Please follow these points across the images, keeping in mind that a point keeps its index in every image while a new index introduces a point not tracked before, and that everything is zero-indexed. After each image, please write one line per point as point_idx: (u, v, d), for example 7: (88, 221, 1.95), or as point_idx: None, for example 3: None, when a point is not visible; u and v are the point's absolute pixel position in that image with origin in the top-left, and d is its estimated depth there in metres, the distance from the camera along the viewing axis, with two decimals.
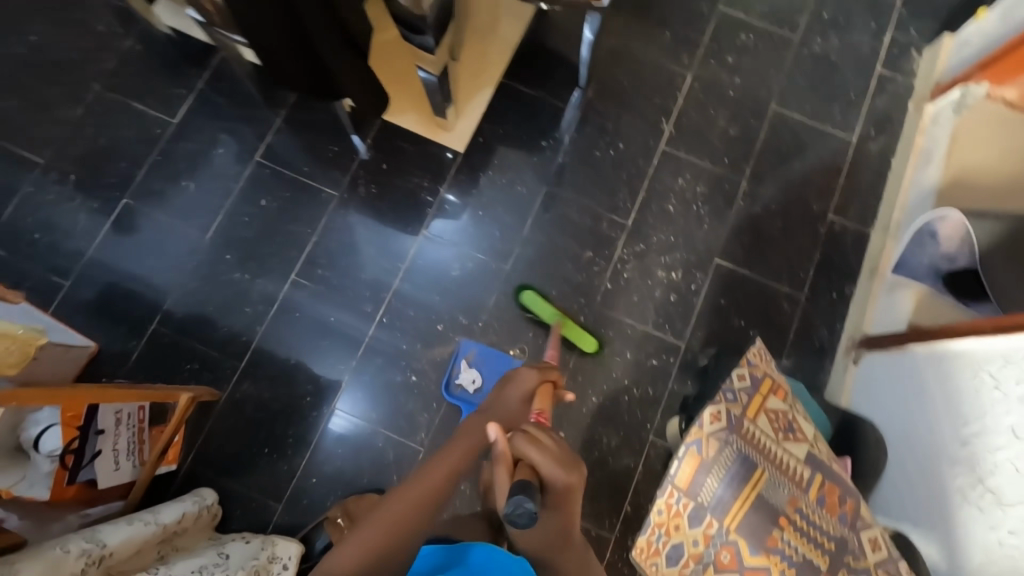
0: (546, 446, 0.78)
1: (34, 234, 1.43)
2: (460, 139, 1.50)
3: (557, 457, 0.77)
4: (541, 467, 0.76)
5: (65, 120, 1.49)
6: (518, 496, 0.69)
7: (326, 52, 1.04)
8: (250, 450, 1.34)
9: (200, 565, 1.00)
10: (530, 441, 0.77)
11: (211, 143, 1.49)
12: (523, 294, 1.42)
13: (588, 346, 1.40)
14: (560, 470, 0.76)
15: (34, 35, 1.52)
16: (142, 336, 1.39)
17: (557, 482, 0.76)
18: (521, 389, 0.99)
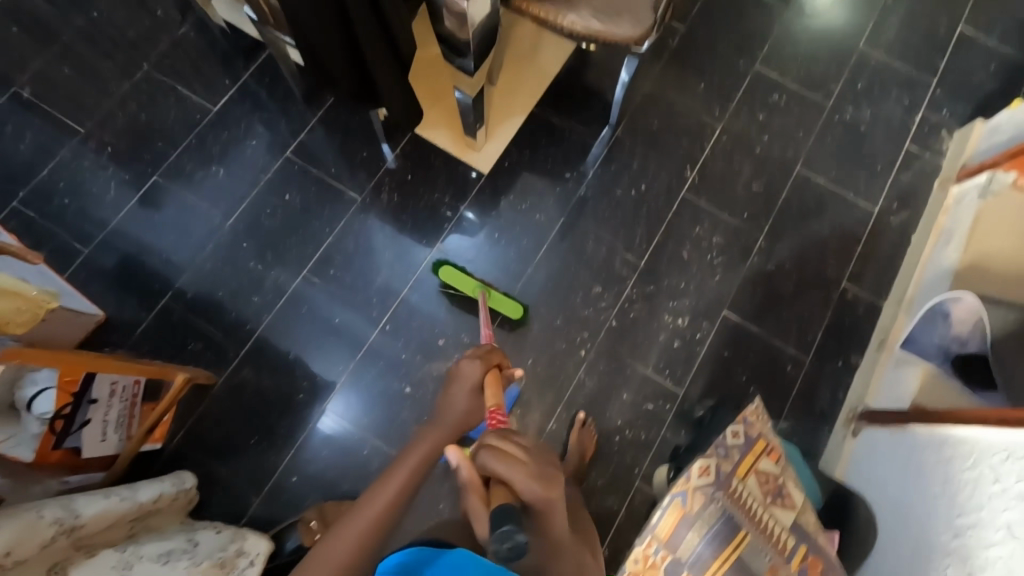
0: (510, 456, 0.72)
1: (64, 199, 1.46)
2: (487, 160, 1.54)
3: (523, 466, 0.70)
4: (514, 484, 0.70)
5: (112, 95, 1.54)
6: (501, 528, 0.64)
7: (370, 61, 1.07)
8: (235, 440, 1.33)
9: (166, 550, 0.98)
10: (494, 455, 0.72)
11: (246, 134, 1.53)
12: (441, 271, 1.42)
13: (513, 312, 1.41)
14: (535, 482, 0.70)
15: (97, 12, 1.59)
16: (149, 311, 1.40)
17: (536, 497, 0.70)
18: (470, 380, 1.00)
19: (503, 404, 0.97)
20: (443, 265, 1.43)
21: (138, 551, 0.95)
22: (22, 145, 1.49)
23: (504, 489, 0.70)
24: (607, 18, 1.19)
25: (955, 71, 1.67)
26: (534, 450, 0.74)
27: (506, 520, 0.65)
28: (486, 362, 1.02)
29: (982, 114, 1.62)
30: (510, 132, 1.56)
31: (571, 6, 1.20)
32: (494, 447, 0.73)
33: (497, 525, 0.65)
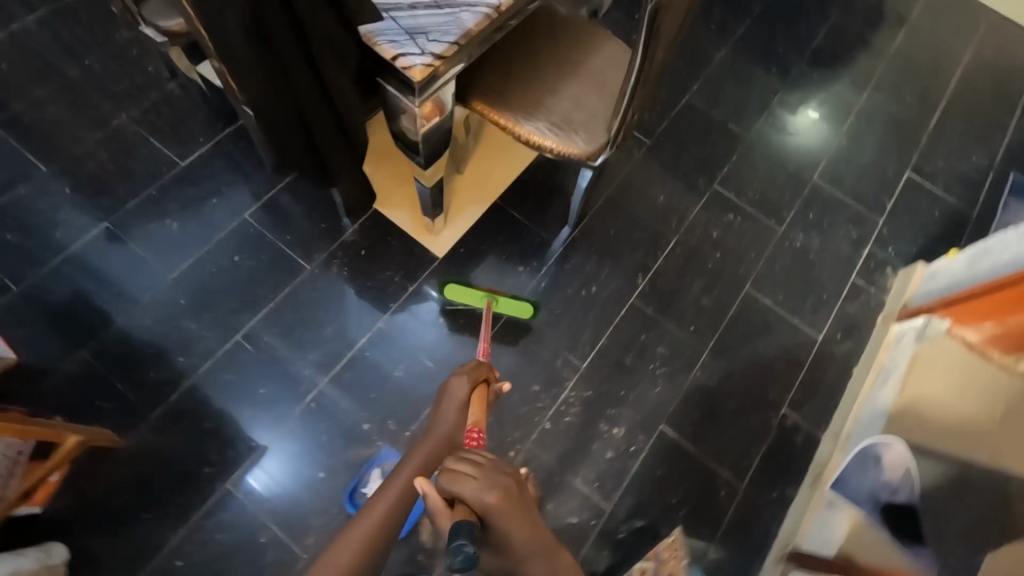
0: (463, 475, 0.74)
1: (8, 236, 1.44)
2: (444, 244, 1.56)
3: (476, 480, 0.73)
4: (466, 497, 0.72)
5: (83, 139, 1.56)
6: (453, 542, 0.65)
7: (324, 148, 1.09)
8: (124, 511, 1.23)
9: None
10: (449, 473, 0.74)
11: (209, 192, 1.54)
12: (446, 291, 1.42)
13: (523, 312, 1.45)
14: (488, 492, 0.72)
15: (90, 60, 1.65)
16: (66, 360, 1.34)
17: (493, 505, 0.72)
18: (456, 398, 1.05)
19: (480, 419, 1.00)
20: (450, 284, 1.41)
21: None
22: None
23: (461, 505, 0.72)
24: (563, 132, 1.25)
25: (903, 213, 1.75)
26: (488, 462, 0.77)
27: (458, 535, 0.67)
28: (472, 380, 1.07)
29: (926, 257, 1.69)
30: (469, 221, 1.59)
31: (530, 117, 1.26)
32: (453, 466, 0.76)
33: (450, 536, 0.67)
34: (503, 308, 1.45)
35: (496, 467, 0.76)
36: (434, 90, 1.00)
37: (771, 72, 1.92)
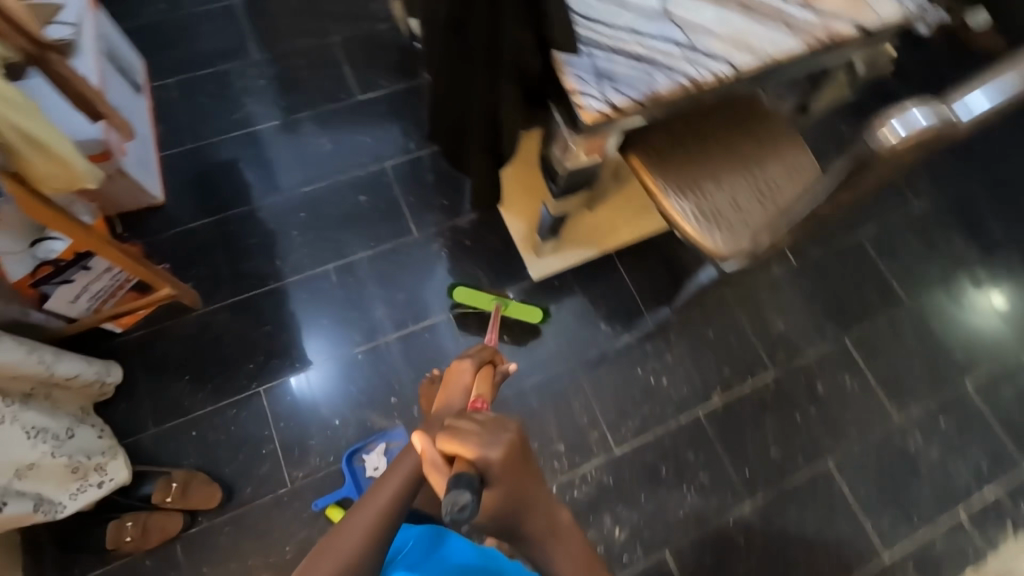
0: (466, 432, 0.72)
1: (203, 98, 1.64)
2: (543, 267, 1.53)
3: (478, 436, 0.71)
4: (468, 451, 0.70)
5: (293, 43, 1.73)
6: (450, 490, 0.62)
7: (473, 143, 1.12)
8: (175, 366, 1.36)
9: (40, 428, 1.05)
10: (454, 430, 0.73)
11: (367, 130, 1.65)
12: (456, 293, 1.40)
13: (533, 317, 1.44)
14: (493, 448, 0.70)
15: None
16: (194, 220, 1.50)
17: (493, 462, 0.70)
18: (464, 378, 1.00)
19: (489, 395, 1.02)
20: (458, 286, 1.41)
21: (19, 413, 1.02)
22: (207, 42, 1.71)
23: (463, 456, 0.70)
24: (708, 223, 1.17)
25: None
26: (489, 421, 0.76)
27: (462, 483, 0.65)
28: (477, 360, 1.05)
29: None
30: (577, 255, 1.55)
31: (681, 193, 1.19)
32: (456, 423, 0.74)
33: (450, 487, 0.64)
34: (513, 314, 1.43)
35: (498, 424, 0.75)
36: (601, 137, 0.98)
37: (971, 247, 1.66)
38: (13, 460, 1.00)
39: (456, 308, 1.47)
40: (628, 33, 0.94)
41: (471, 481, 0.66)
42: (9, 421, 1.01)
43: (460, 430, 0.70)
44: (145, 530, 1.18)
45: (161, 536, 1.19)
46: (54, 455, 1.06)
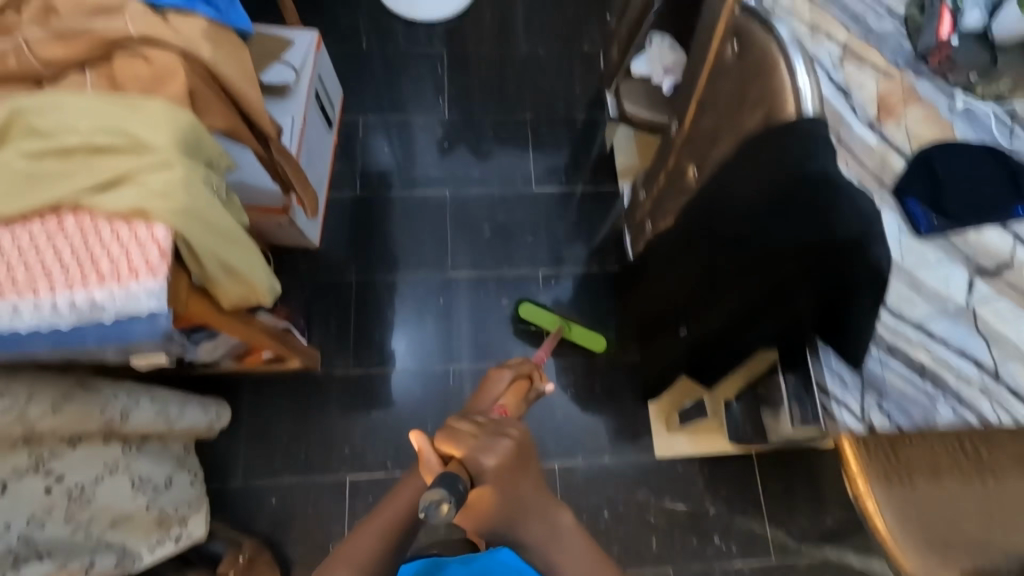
0: (461, 433, 0.61)
1: (384, 146, 1.61)
2: (672, 449, 1.37)
3: (469, 433, 0.61)
4: (461, 452, 0.59)
5: (487, 111, 1.66)
6: (430, 485, 0.53)
7: (676, 349, 0.95)
8: (276, 423, 1.34)
9: (142, 477, 1.06)
10: (451, 428, 0.63)
11: (532, 228, 1.56)
12: (521, 306, 1.42)
13: (595, 345, 1.41)
14: (488, 454, 0.59)
15: (543, 55, 1.72)
16: (339, 273, 1.47)
17: (485, 471, 0.59)
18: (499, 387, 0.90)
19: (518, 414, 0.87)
20: (524, 301, 1.43)
21: (131, 462, 1.04)
22: (405, 88, 1.67)
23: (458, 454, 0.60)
24: (914, 535, 0.93)
25: None
26: (488, 424, 0.65)
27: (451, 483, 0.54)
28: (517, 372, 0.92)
29: None
30: (715, 448, 1.37)
31: (886, 483, 0.96)
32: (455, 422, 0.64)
33: (436, 481, 0.55)
34: (575, 339, 1.41)
35: (496, 428, 0.63)
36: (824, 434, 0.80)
37: None
38: (114, 510, 1.01)
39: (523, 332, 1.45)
40: (914, 330, 0.75)
41: (460, 481, 0.55)
42: (121, 469, 1.02)
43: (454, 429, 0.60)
44: None
45: None
46: (148, 507, 1.06)
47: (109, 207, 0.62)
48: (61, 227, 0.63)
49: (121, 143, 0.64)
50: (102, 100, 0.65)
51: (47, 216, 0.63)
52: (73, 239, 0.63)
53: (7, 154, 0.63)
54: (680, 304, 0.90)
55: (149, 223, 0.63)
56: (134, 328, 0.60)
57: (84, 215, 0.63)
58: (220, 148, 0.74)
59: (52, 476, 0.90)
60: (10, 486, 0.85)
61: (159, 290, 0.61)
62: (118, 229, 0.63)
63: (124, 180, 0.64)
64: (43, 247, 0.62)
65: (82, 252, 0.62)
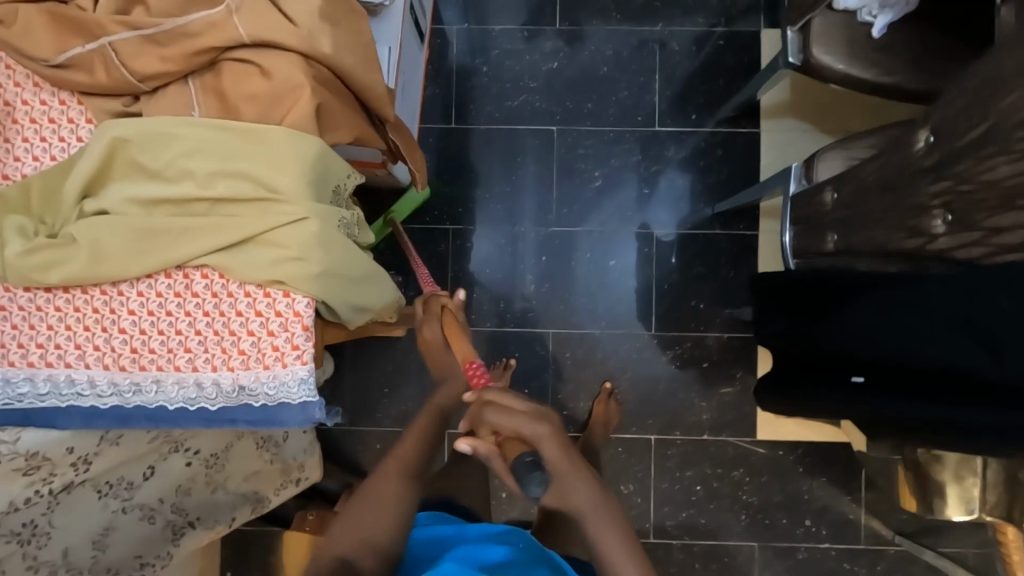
0: (502, 416, 0.62)
1: (482, 67, 1.40)
2: (777, 432, 1.32)
3: (510, 414, 0.61)
4: (517, 431, 0.61)
5: (606, 24, 1.40)
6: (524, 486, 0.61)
7: (805, 401, 0.83)
8: (374, 375, 1.35)
9: (266, 436, 1.01)
10: (493, 419, 0.62)
11: (646, 178, 1.38)
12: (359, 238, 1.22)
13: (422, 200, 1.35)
14: (535, 423, 0.61)
15: None
16: (433, 221, 1.38)
17: (544, 436, 0.61)
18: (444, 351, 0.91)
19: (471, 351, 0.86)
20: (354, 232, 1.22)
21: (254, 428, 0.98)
22: None
23: (507, 437, 0.62)
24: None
25: None
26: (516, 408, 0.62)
27: (532, 477, 0.60)
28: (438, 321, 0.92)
29: None
30: (822, 436, 1.31)
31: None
32: (492, 402, 0.63)
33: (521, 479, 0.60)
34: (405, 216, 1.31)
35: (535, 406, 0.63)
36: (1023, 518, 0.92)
37: None
38: (243, 468, 1.01)
39: (629, 286, 1.36)
40: None
41: (529, 464, 0.60)
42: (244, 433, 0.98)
43: (499, 413, 0.62)
44: (322, 520, 1.26)
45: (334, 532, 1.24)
46: (271, 461, 1.05)
47: (245, 275, 0.65)
48: (190, 288, 0.66)
49: (255, 194, 0.65)
50: (229, 134, 0.65)
51: (174, 275, 0.66)
52: (204, 302, 0.66)
53: (118, 201, 0.65)
54: (835, 362, 0.77)
55: (288, 295, 0.66)
56: (285, 418, 0.67)
57: (212, 274, 0.66)
58: (346, 169, 0.71)
59: (189, 451, 0.90)
60: (156, 468, 0.86)
61: (303, 376, 0.67)
62: (256, 298, 0.66)
63: (255, 240, 0.65)
64: (173, 310, 0.66)
65: (217, 323, 0.66)
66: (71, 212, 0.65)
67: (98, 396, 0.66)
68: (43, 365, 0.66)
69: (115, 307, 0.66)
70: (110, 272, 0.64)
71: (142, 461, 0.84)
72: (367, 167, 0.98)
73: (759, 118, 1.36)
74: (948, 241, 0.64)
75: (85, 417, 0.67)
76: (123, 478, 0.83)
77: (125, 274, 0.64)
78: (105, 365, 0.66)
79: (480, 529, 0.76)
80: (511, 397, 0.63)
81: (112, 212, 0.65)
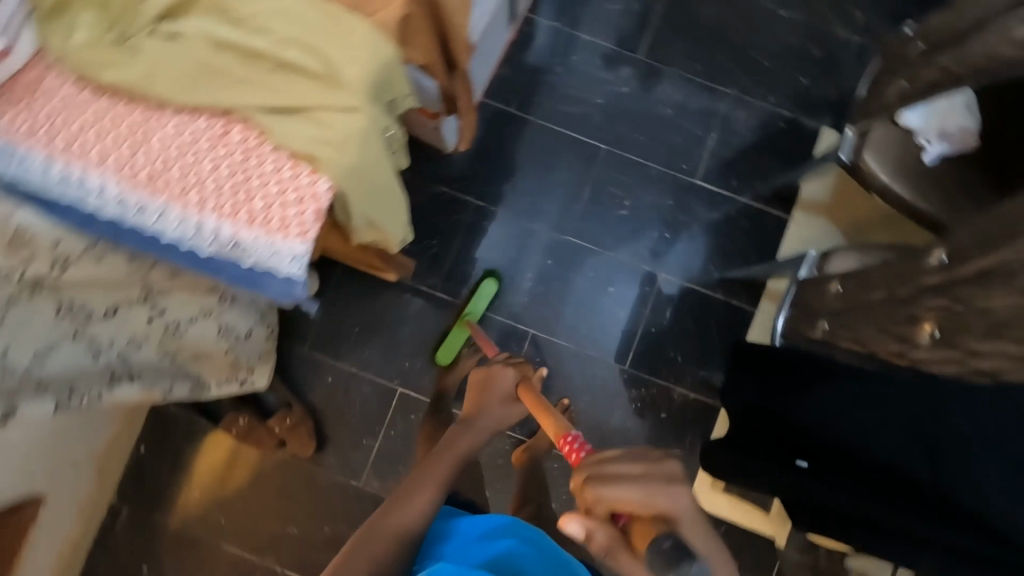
0: (627, 481, 0.64)
1: (557, 68, 1.44)
2: (708, 504, 1.31)
3: (645, 491, 0.63)
4: (652, 500, 0.63)
5: (685, 71, 1.44)
6: None
7: (741, 474, 0.83)
8: (352, 314, 1.37)
9: (228, 324, 1.04)
10: (618, 493, 0.63)
11: (670, 224, 1.41)
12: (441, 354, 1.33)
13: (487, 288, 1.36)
14: (675, 482, 0.66)
15: (775, 30, 1.45)
16: (459, 191, 1.40)
17: (675, 495, 0.65)
18: (500, 392, 0.96)
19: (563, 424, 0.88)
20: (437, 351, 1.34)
21: (223, 312, 1.01)
22: (608, 6, 1.45)
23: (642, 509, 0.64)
24: None
25: None
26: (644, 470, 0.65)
27: None
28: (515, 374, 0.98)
29: None
30: (748, 522, 1.32)
31: None
32: (610, 473, 0.65)
33: None
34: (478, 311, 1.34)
35: (657, 467, 0.67)
36: None
37: None
38: (199, 345, 1.00)
39: (619, 317, 1.38)
40: None
41: None
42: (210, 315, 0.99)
43: (621, 478, 0.64)
44: (252, 430, 1.30)
45: (257, 446, 1.32)
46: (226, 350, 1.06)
47: (284, 139, 0.67)
48: (225, 138, 0.68)
49: (316, 70, 0.67)
50: (313, 9, 0.67)
51: (215, 119, 0.68)
52: (234, 155, 0.68)
53: (190, 31, 0.67)
54: (791, 439, 0.78)
55: (314, 173, 0.68)
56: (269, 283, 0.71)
57: (251, 132, 0.68)
58: (406, 89, 0.75)
59: (154, 309, 0.89)
60: (118, 310, 0.85)
61: (298, 255, 0.69)
62: (284, 169, 0.68)
63: (306, 111, 0.67)
64: (201, 152, 0.68)
65: (239, 178, 0.68)
66: (142, 26, 0.67)
67: (102, 203, 0.68)
68: (60, 158, 0.68)
69: (147, 129, 0.68)
70: (161, 92, 0.66)
71: (112, 293, 0.83)
72: (416, 111, 1.02)
73: (792, 207, 1.40)
74: (929, 352, 0.67)
75: (82, 220, 0.70)
76: (85, 305, 0.82)
77: (171, 98, 0.67)
78: (118, 178, 0.68)
79: (482, 524, 0.81)
80: (636, 465, 0.66)
81: (179, 39, 0.67)
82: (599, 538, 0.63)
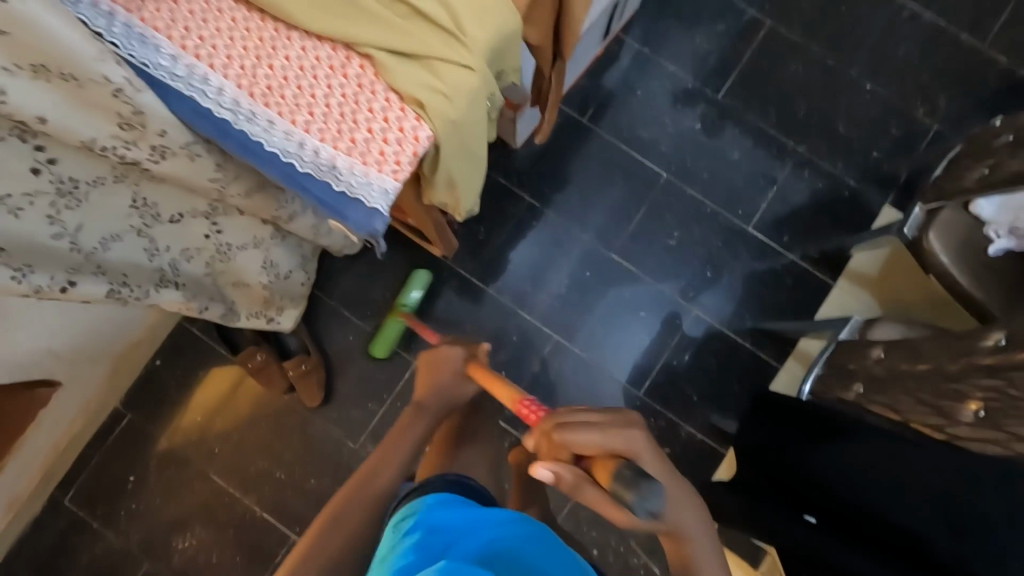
0: (581, 429, 0.64)
1: (637, 90, 1.46)
2: None
3: (602, 429, 0.64)
4: (605, 444, 0.63)
5: (760, 120, 1.46)
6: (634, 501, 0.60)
7: (739, 516, 0.83)
8: (386, 279, 1.40)
9: (269, 260, 1.07)
10: (574, 438, 0.64)
11: (713, 264, 1.41)
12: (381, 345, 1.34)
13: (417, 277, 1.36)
14: (626, 426, 0.64)
15: (857, 100, 1.46)
16: (516, 186, 1.43)
17: (632, 439, 0.64)
18: (454, 367, 0.87)
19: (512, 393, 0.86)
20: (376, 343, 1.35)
21: (271, 246, 1.05)
22: (700, 43, 1.48)
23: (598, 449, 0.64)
24: None
25: None
26: (599, 420, 0.65)
27: (639, 488, 0.61)
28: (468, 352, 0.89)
29: None
30: None
31: None
32: (569, 423, 0.65)
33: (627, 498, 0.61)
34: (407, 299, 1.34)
35: (614, 415, 0.66)
36: None
37: None
38: (243, 274, 1.04)
39: (644, 342, 1.39)
40: None
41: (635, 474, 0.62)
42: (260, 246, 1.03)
43: (574, 425, 0.65)
44: (265, 369, 1.31)
45: (266, 384, 1.33)
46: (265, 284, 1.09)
47: (398, 80, 0.75)
48: (343, 68, 0.76)
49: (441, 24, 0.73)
50: None
51: (338, 51, 0.76)
52: (347, 85, 0.76)
53: None
54: (791, 486, 0.80)
55: (418, 118, 0.76)
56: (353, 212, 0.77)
57: (367, 69, 0.76)
58: (515, 64, 0.82)
59: (213, 226, 0.93)
60: (183, 218, 0.89)
61: (387, 191, 0.77)
62: (390, 106, 0.76)
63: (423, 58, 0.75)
64: (319, 77, 0.76)
65: (347, 107, 0.76)
66: None
67: (218, 102, 0.73)
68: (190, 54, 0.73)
69: (273, 46, 0.76)
70: (295, 17, 0.74)
71: (187, 199, 0.87)
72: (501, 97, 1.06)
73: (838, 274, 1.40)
74: (969, 430, 0.69)
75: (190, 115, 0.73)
76: (158, 205, 0.84)
77: (308, 22, 0.74)
78: (239, 84, 0.75)
79: (486, 518, 0.69)
80: (590, 416, 0.66)
81: None
82: (565, 478, 0.63)
